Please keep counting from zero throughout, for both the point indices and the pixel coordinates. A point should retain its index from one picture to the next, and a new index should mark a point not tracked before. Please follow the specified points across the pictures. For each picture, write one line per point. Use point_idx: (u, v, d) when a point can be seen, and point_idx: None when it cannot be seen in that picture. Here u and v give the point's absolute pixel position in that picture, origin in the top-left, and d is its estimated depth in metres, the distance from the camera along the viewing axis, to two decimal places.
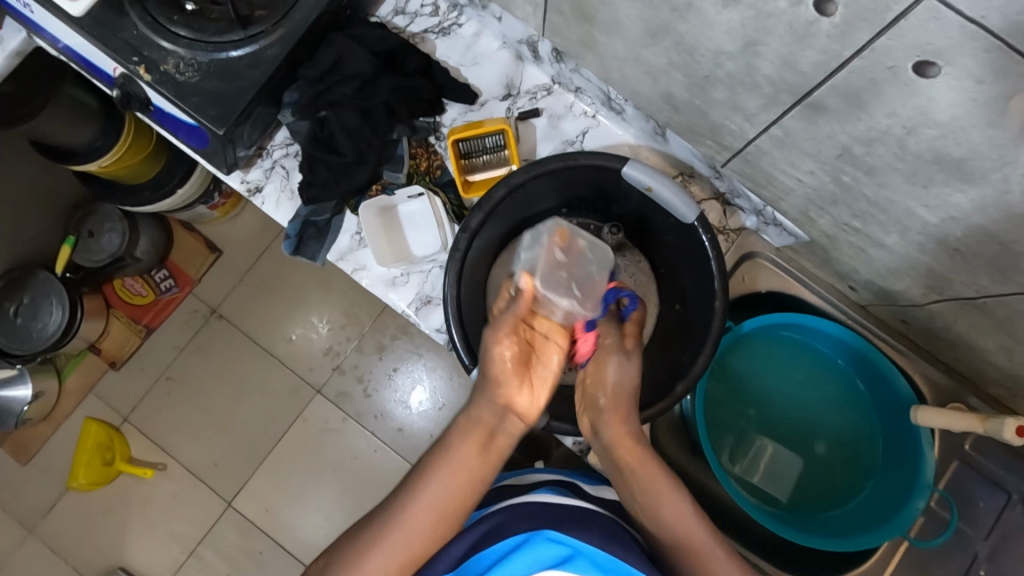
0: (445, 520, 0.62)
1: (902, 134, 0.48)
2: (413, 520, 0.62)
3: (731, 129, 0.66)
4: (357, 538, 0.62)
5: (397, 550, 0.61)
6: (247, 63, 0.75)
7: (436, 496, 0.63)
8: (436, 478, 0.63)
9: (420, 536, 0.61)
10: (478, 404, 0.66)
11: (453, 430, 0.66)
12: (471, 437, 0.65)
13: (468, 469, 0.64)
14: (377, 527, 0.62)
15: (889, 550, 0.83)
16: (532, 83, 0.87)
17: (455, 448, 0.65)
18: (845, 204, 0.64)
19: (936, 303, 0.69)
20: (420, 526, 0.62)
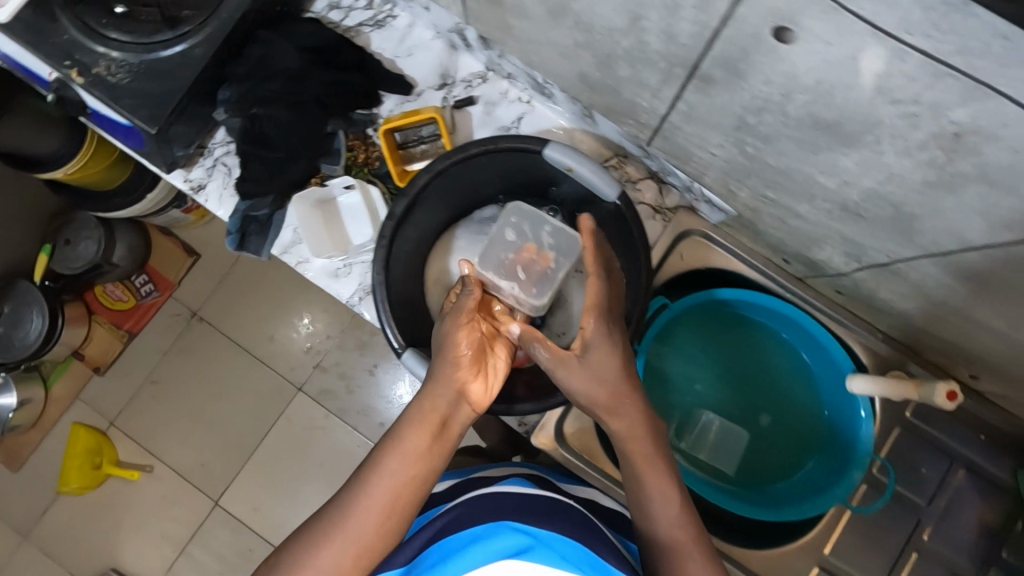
0: (398, 513, 0.62)
1: (782, 100, 0.49)
2: (365, 513, 0.61)
3: (644, 107, 0.67)
4: (308, 534, 0.62)
5: (349, 547, 0.60)
6: (176, 62, 0.76)
7: (388, 489, 0.62)
8: (388, 469, 0.63)
9: (371, 530, 0.61)
10: (432, 391, 0.66)
11: (405, 418, 0.66)
12: (426, 425, 0.65)
13: (423, 458, 0.64)
14: (328, 522, 0.62)
15: (832, 520, 0.84)
16: (467, 72, 0.88)
17: (410, 436, 0.64)
18: (757, 175, 0.65)
19: (858, 271, 0.70)
20: (373, 519, 0.61)
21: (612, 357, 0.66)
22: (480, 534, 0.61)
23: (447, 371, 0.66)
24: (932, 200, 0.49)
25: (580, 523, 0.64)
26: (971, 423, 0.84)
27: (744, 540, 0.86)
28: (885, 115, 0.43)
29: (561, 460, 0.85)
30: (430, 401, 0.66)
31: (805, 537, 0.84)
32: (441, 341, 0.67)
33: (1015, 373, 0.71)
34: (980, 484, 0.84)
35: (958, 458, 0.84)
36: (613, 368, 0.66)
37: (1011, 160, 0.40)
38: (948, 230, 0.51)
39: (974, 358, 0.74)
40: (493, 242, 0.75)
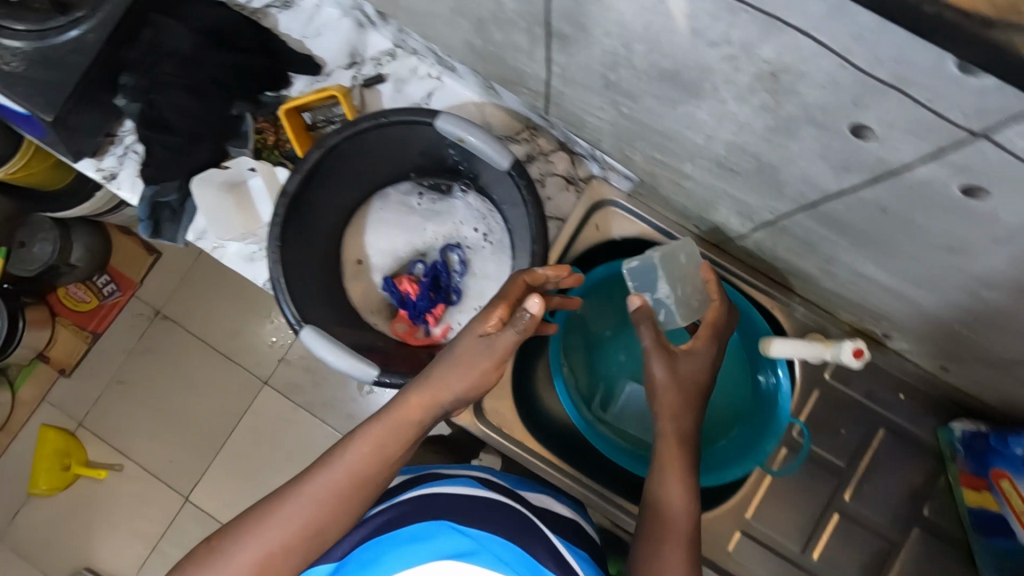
0: (352, 501, 0.63)
1: (627, 53, 0.48)
2: (322, 497, 0.62)
3: (528, 73, 0.66)
4: (257, 511, 0.62)
5: (297, 530, 0.61)
6: (68, 48, 0.76)
7: (350, 477, 0.63)
8: (356, 456, 0.64)
9: (322, 515, 0.62)
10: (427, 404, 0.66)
11: (389, 420, 0.65)
12: (406, 422, 0.65)
13: (394, 451, 0.65)
14: (281, 503, 0.62)
15: (753, 485, 0.84)
16: (376, 50, 0.88)
17: (385, 428, 0.65)
18: (641, 137, 0.64)
19: (755, 231, 0.70)
20: (326, 503, 0.62)
21: (696, 371, 0.71)
22: (420, 532, 0.60)
23: (457, 380, 0.65)
24: (781, 147, 0.48)
25: (522, 524, 0.64)
26: (891, 382, 0.84)
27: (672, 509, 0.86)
28: (711, 59, 0.43)
29: (478, 434, 0.85)
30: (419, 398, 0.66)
31: (727, 502, 0.84)
32: (461, 349, 0.65)
33: (917, 328, 0.70)
34: (903, 444, 0.84)
35: (879, 418, 0.84)
36: (694, 375, 0.70)
37: (825, 97, 0.39)
38: (808, 179, 0.51)
39: (879, 316, 0.74)
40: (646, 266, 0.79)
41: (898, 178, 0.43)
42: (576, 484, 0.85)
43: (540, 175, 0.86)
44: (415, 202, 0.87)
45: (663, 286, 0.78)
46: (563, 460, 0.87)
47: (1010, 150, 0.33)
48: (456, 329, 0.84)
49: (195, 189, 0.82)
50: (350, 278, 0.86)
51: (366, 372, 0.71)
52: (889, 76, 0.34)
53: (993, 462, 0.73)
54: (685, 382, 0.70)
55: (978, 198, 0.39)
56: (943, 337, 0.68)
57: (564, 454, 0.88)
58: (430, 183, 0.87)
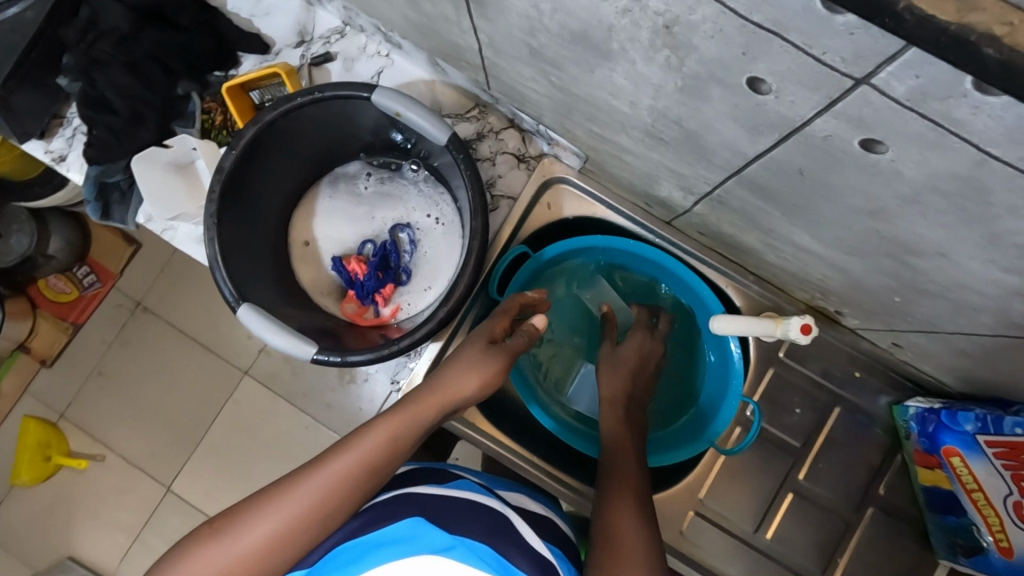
0: (358, 491, 0.61)
1: (537, 14, 0.47)
2: (331, 484, 0.60)
3: (463, 45, 0.66)
4: (260, 499, 0.60)
5: (300, 517, 0.59)
6: (7, 28, 0.78)
7: (362, 466, 0.62)
8: (371, 444, 0.63)
9: (328, 503, 0.60)
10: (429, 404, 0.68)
11: (392, 419, 0.66)
12: (422, 416, 0.67)
13: (407, 443, 0.65)
14: (287, 489, 0.60)
15: (708, 465, 0.83)
16: (324, 28, 0.87)
17: (401, 420, 0.66)
18: (575, 108, 0.63)
19: (698, 206, 0.69)
20: (333, 491, 0.60)
21: (633, 351, 0.81)
22: (396, 533, 0.58)
23: (473, 376, 0.70)
24: (696, 109, 0.47)
25: (497, 526, 0.63)
26: (847, 360, 0.83)
27: None
28: (610, 16, 0.42)
29: None
30: (437, 396, 0.69)
31: (682, 482, 0.83)
32: (472, 353, 0.72)
33: (864, 303, 0.69)
34: (860, 423, 0.83)
35: (835, 396, 0.83)
36: (630, 357, 0.81)
37: (718, 50, 0.38)
38: (726, 142, 0.50)
39: (827, 291, 0.73)
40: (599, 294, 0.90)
41: (804, 135, 0.41)
42: (530, 465, 0.84)
43: (491, 153, 0.84)
44: (364, 184, 0.86)
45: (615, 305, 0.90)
46: (520, 445, 0.86)
47: (891, 95, 0.32)
48: (405, 310, 0.84)
49: (137, 169, 0.81)
50: (301, 260, 0.85)
51: (304, 349, 0.70)
52: (765, 21, 0.33)
53: (942, 438, 0.71)
54: (623, 366, 0.80)
55: (878, 152, 0.38)
56: (887, 310, 0.67)
57: (519, 435, 0.88)
58: (380, 162, 0.86)
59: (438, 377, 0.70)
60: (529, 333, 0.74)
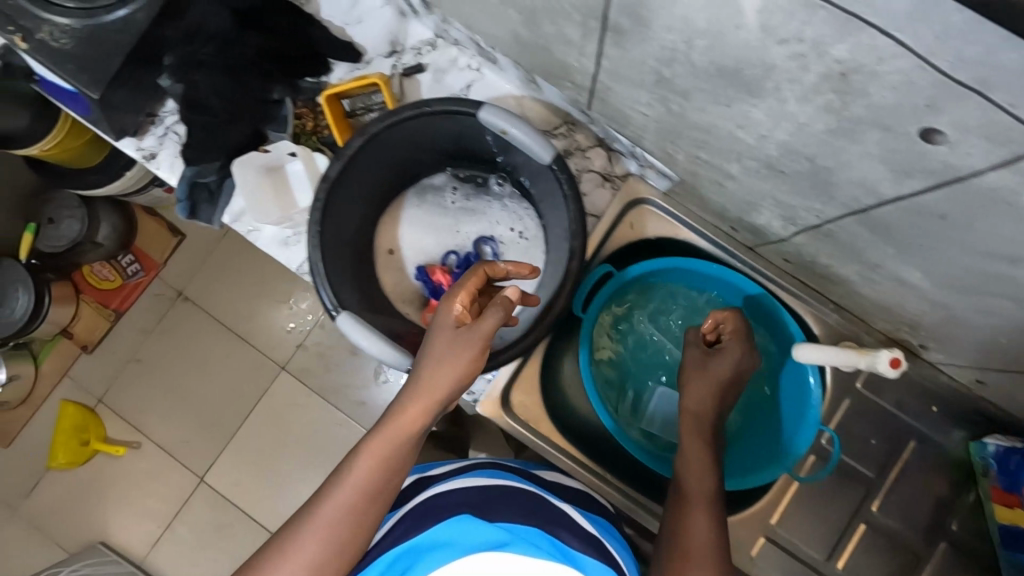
0: (365, 520, 0.62)
1: (686, 49, 0.48)
2: (334, 528, 0.61)
3: (575, 66, 0.66)
4: (272, 552, 0.61)
5: (313, 563, 0.60)
6: (117, 27, 0.77)
7: (361, 497, 0.62)
8: (362, 475, 0.63)
9: (338, 543, 0.61)
10: (409, 404, 0.65)
11: (379, 432, 0.64)
12: (406, 431, 0.64)
13: (398, 462, 0.64)
14: (293, 540, 0.61)
15: (780, 490, 0.83)
16: (417, 40, 0.88)
17: (385, 441, 0.64)
18: (687, 135, 0.64)
19: (797, 236, 0.69)
20: (340, 527, 0.61)
21: (728, 366, 0.76)
22: (449, 534, 0.62)
23: (450, 376, 0.65)
24: (839, 150, 0.48)
25: (535, 505, 0.67)
26: (924, 395, 0.83)
27: None
28: (776, 57, 0.42)
29: (507, 429, 0.84)
30: (416, 406, 0.65)
31: (753, 505, 0.83)
32: (438, 348, 0.65)
33: (956, 340, 0.70)
34: (931, 457, 0.83)
35: (909, 429, 0.83)
36: (723, 371, 0.76)
37: (895, 99, 0.39)
38: (863, 183, 0.50)
39: (915, 326, 0.73)
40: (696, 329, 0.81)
41: (965, 184, 0.42)
42: (599, 480, 0.85)
43: (577, 171, 0.85)
44: (451, 198, 0.87)
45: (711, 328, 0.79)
46: (591, 460, 0.87)
47: None
48: None
49: (239, 170, 0.82)
50: (384, 269, 0.85)
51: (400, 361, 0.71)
52: (970, 78, 0.33)
53: None
54: (714, 377, 0.76)
55: None
56: (984, 351, 0.67)
57: (588, 450, 0.89)
58: (466, 176, 0.87)
59: (414, 383, 0.65)
60: (502, 307, 0.65)
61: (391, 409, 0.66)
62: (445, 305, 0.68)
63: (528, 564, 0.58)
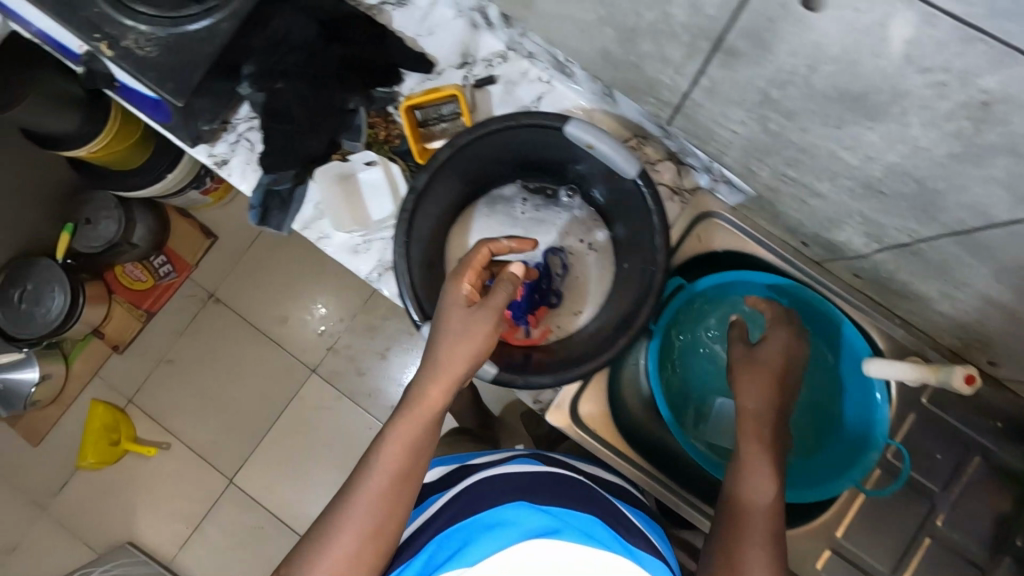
0: (398, 500, 0.64)
1: (807, 73, 0.49)
2: (370, 511, 0.63)
3: (666, 84, 0.67)
4: (313, 541, 0.63)
5: (355, 545, 0.62)
6: (202, 36, 0.77)
7: (393, 479, 0.64)
8: (393, 460, 0.65)
9: (375, 523, 0.63)
10: (429, 386, 0.67)
11: (402, 416, 0.67)
12: (428, 412, 0.67)
13: (423, 443, 0.66)
14: (331, 527, 0.63)
15: (846, 502, 0.84)
16: (488, 52, 0.89)
17: (409, 425, 0.66)
18: (778, 153, 0.65)
19: (879, 253, 0.70)
20: (377, 508, 0.63)
21: (777, 351, 0.75)
22: (497, 519, 0.65)
23: (468, 355, 0.67)
24: (957, 174, 0.49)
25: (581, 497, 0.72)
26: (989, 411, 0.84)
27: None
28: (913, 85, 0.43)
29: (575, 437, 0.85)
30: (437, 388, 0.66)
31: (819, 518, 0.84)
32: (453, 328, 0.67)
33: None
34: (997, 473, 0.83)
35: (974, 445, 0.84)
36: (772, 360, 0.75)
37: None
38: (973, 206, 0.51)
39: (990, 344, 0.74)
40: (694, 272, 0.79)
41: None
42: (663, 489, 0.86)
43: None
44: (520, 209, 0.88)
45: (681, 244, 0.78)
46: (656, 469, 0.88)
47: None
48: (555, 332, 0.86)
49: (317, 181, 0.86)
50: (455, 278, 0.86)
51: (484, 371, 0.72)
52: None
53: None
54: (765, 368, 0.74)
55: None
56: None
57: (650, 458, 0.90)
58: (535, 187, 0.88)
59: (432, 366, 0.67)
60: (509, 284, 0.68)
61: (411, 393, 0.68)
62: (452, 285, 0.70)
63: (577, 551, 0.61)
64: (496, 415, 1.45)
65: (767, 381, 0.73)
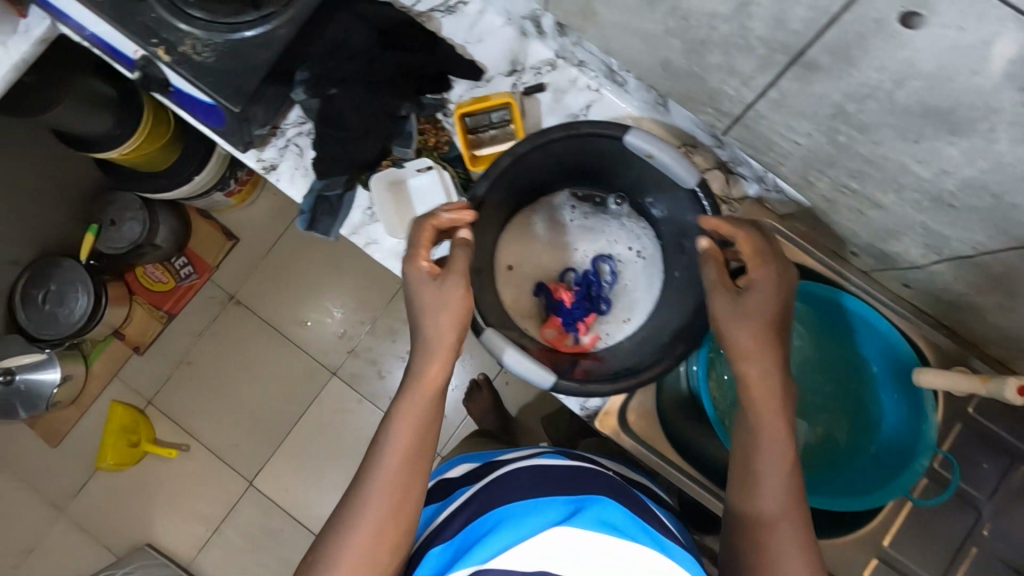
0: (411, 482, 0.64)
1: (892, 87, 0.50)
2: (386, 495, 0.63)
3: (729, 95, 0.68)
4: (334, 531, 0.63)
5: (372, 529, 0.62)
6: (258, 43, 0.77)
7: (402, 460, 0.65)
8: (401, 440, 0.65)
9: (391, 505, 0.63)
10: (427, 364, 0.68)
11: (404, 396, 0.67)
12: (429, 389, 0.67)
13: (428, 421, 0.67)
14: (351, 514, 0.63)
15: (893, 511, 0.84)
16: (537, 59, 0.88)
17: (414, 406, 0.67)
18: (841, 164, 0.65)
19: (936, 264, 0.71)
20: (391, 490, 0.63)
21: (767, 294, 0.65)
22: (520, 511, 0.63)
23: (451, 325, 0.68)
24: None
25: (608, 488, 0.70)
26: None
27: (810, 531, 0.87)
28: (1006, 102, 0.44)
29: (623, 442, 0.86)
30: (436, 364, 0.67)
31: (867, 526, 0.84)
32: (427, 301, 0.68)
33: None
34: None
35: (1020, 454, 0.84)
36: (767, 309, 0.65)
37: None
38: None
39: None
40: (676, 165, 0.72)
41: None
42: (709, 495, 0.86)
43: None
44: (569, 216, 0.89)
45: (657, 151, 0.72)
46: (702, 475, 0.89)
47: None
48: (604, 338, 0.86)
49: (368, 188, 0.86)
50: (503, 283, 0.87)
51: (542, 380, 0.73)
52: None
53: None
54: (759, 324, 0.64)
55: None
56: None
57: (696, 464, 0.90)
58: (584, 195, 0.89)
59: (425, 342, 0.68)
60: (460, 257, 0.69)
61: (410, 373, 0.69)
62: (411, 260, 0.70)
63: (599, 537, 0.59)
64: (512, 416, 1.44)
65: (773, 370, 0.64)
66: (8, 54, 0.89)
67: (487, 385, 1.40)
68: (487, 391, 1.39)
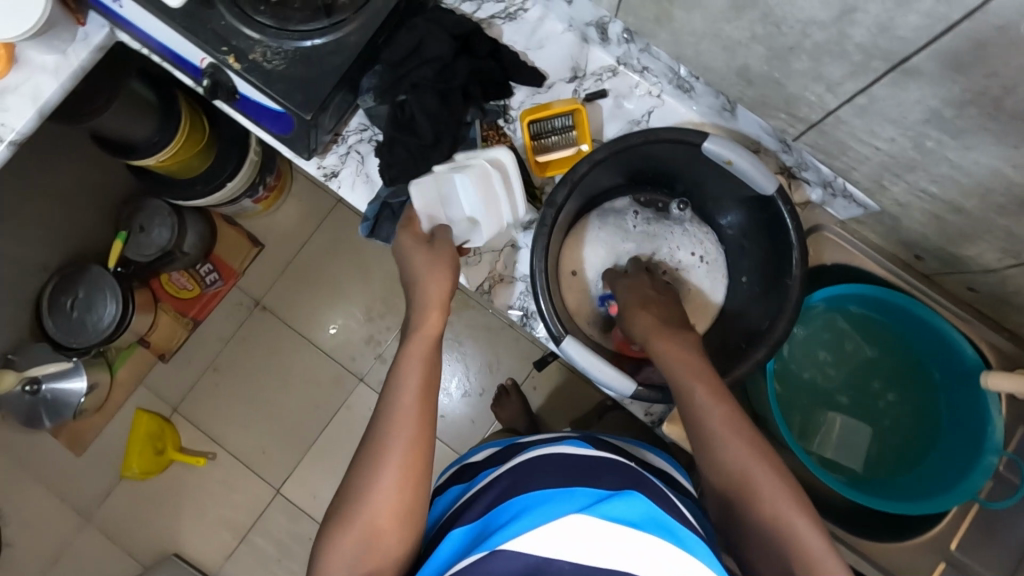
0: (426, 428, 0.63)
1: (1001, 93, 0.51)
2: (407, 426, 0.62)
3: (809, 101, 0.69)
4: (356, 479, 0.60)
5: (398, 475, 0.59)
6: (331, 50, 0.77)
7: (418, 400, 0.64)
8: (413, 378, 0.65)
9: (410, 455, 0.61)
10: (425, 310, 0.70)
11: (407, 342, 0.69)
12: (431, 335, 0.69)
13: (434, 361, 0.68)
14: (370, 458, 0.61)
15: (957, 514, 0.85)
16: (598, 66, 0.88)
17: (420, 345, 0.68)
18: (923, 170, 0.66)
19: (1010, 268, 0.71)
20: (409, 438, 0.61)
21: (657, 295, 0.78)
22: (542, 498, 0.56)
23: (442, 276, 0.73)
24: None
25: (634, 476, 0.63)
26: None
27: (877, 532, 0.89)
28: None
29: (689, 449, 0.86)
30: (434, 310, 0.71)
31: (933, 530, 0.86)
32: (423, 259, 0.74)
33: None
34: None
35: None
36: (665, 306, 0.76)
37: None
38: None
39: None
40: (751, 167, 0.73)
41: None
42: None
43: None
44: (632, 222, 0.88)
45: (735, 156, 0.73)
46: None
47: None
48: None
49: None
50: (567, 289, 0.87)
51: (624, 389, 0.75)
52: None
53: None
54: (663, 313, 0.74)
55: None
56: None
57: None
58: (646, 201, 0.89)
59: (422, 295, 0.71)
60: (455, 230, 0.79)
61: (412, 321, 0.71)
62: (404, 236, 0.76)
63: (627, 534, 0.51)
64: (538, 416, 1.42)
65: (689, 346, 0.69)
66: (68, 62, 0.85)
67: (516, 392, 1.39)
68: (517, 397, 1.37)
